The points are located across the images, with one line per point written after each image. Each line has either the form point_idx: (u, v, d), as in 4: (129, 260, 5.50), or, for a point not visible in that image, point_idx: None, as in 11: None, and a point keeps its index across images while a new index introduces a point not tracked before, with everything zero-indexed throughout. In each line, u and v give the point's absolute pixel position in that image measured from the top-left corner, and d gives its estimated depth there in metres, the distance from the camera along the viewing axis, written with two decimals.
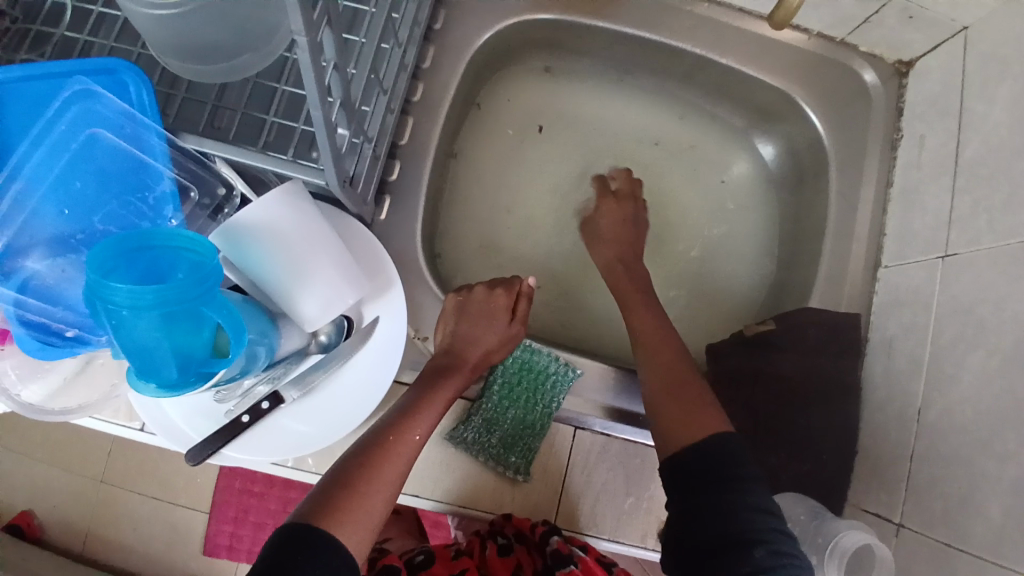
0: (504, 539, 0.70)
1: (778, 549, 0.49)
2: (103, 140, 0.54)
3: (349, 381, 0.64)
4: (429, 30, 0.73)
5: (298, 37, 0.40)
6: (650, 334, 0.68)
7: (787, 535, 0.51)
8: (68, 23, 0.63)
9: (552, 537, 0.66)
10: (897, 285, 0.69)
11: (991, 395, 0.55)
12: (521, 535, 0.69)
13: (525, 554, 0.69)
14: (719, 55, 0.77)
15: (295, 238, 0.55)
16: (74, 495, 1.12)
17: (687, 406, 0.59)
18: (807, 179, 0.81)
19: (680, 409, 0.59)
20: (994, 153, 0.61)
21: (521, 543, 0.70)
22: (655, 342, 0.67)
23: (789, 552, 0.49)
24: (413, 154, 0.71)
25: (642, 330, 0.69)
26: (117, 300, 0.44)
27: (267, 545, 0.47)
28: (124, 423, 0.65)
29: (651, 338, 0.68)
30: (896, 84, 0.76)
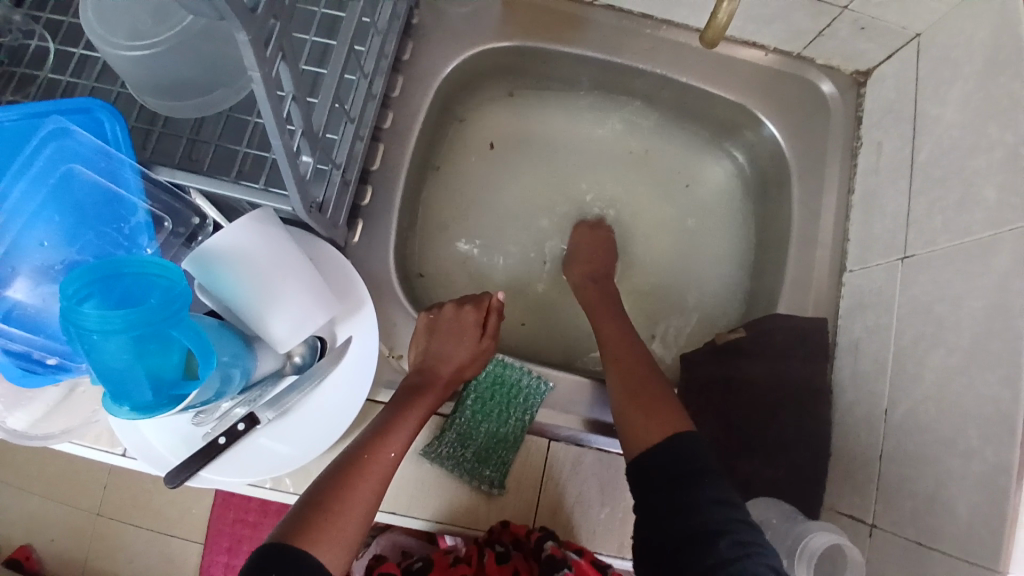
0: (502, 546, 0.65)
1: (744, 539, 0.51)
2: (79, 174, 0.56)
3: (324, 401, 0.65)
4: (397, 61, 0.76)
5: (252, 74, 0.43)
6: (615, 341, 0.72)
7: (750, 525, 0.53)
8: (52, 65, 0.66)
9: (546, 543, 0.64)
10: (861, 288, 0.70)
11: (953, 392, 0.56)
12: (518, 543, 0.66)
13: (523, 563, 0.64)
14: (679, 74, 0.80)
15: (266, 266, 0.57)
16: (71, 529, 1.13)
17: (649, 407, 0.62)
18: (771, 189, 0.83)
19: (643, 411, 0.62)
20: (947, 155, 0.63)
21: (518, 552, 0.65)
22: (624, 346, 0.71)
23: (753, 541, 0.51)
24: (384, 178, 0.73)
25: (608, 337, 0.73)
26: (88, 324, 0.47)
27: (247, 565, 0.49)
28: (105, 449, 0.65)
29: (618, 346, 0.71)
30: (855, 93, 0.78)
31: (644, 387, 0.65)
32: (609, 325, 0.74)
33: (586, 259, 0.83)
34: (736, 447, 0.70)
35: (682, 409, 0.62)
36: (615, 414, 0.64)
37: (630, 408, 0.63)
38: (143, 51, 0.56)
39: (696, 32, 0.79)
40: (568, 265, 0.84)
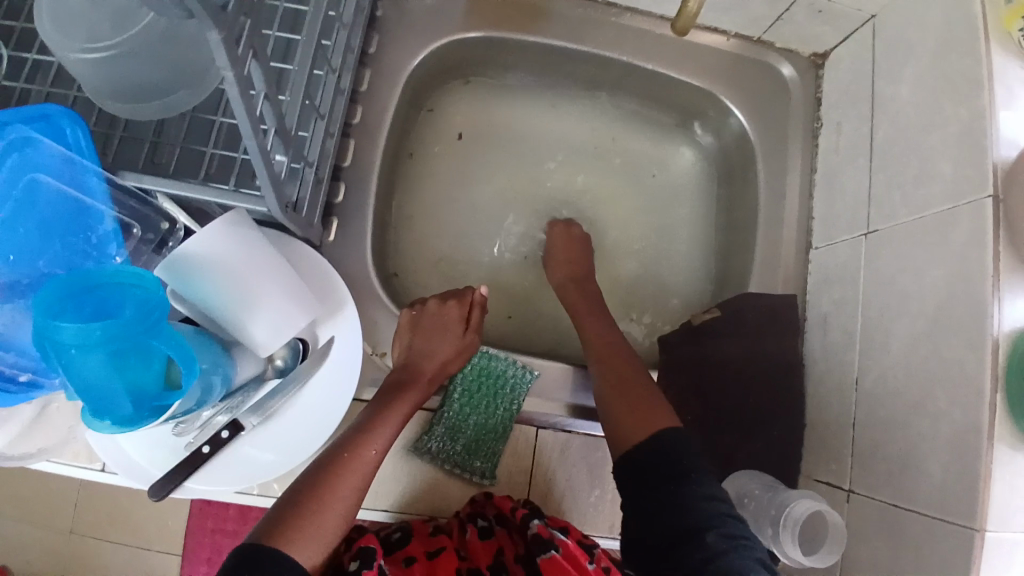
0: (485, 521, 0.66)
1: (730, 533, 0.53)
2: (42, 184, 0.54)
3: (308, 403, 0.64)
4: (363, 55, 0.75)
5: (225, 73, 0.42)
6: (600, 336, 0.73)
7: (736, 519, 0.55)
8: (7, 72, 0.64)
9: (532, 522, 0.63)
10: (827, 264, 0.73)
11: (919, 359, 0.59)
12: (502, 518, 0.65)
13: (506, 537, 0.65)
14: (644, 61, 0.81)
15: (239, 269, 0.56)
16: (44, 550, 1.09)
17: (635, 401, 0.63)
18: (737, 172, 0.85)
19: (629, 406, 0.63)
20: (903, 133, 0.65)
21: (501, 527, 0.65)
22: (608, 341, 0.72)
23: (738, 534, 0.54)
24: (356, 175, 0.73)
25: (592, 334, 0.74)
26: (64, 338, 0.46)
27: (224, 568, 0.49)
28: (85, 463, 0.65)
29: (603, 340, 0.72)
30: (813, 75, 0.81)
31: (627, 383, 0.66)
32: (592, 322, 0.75)
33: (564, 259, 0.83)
34: (716, 424, 0.72)
35: (669, 406, 0.64)
36: (601, 408, 0.66)
37: (618, 399, 0.64)
38: (102, 53, 0.55)
39: (659, 19, 0.80)
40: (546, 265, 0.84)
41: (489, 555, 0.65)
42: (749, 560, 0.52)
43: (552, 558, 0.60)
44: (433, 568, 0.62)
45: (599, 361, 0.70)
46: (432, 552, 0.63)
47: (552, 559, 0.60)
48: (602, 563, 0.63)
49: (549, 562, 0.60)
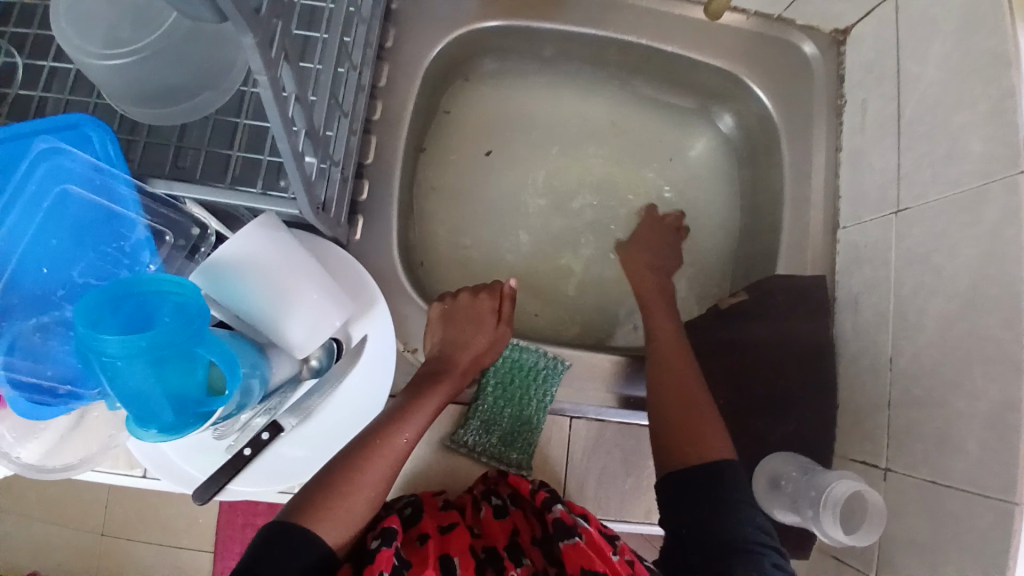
0: (499, 500, 0.65)
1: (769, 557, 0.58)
2: (74, 195, 0.54)
3: (344, 401, 0.65)
4: (380, 49, 0.74)
5: (259, 78, 0.42)
6: (667, 339, 0.72)
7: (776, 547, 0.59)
8: (22, 80, 0.63)
9: (554, 506, 0.61)
10: (856, 243, 0.73)
11: (954, 337, 0.59)
12: (517, 498, 0.66)
13: (522, 518, 0.65)
14: (663, 43, 0.80)
15: (273, 268, 0.56)
16: (79, 549, 1.11)
17: (695, 425, 0.64)
18: (760, 153, 0.84)
19: (687, 426, 0.64)
20: (932, 109, 0.65)
21: (516, 507, 0.66)
22: (675, 344, 0.71)
23: (776, 557, 0.58)
24: (379, 172, 0.72)
25: (660, 334, 0.73)
26: (111, 351, 0.45)
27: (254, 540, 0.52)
28: (126, 471, 0.66)
29: (669, 343, 0.72)
30: (835, 53, 0.79)
31: (693, 399, 0.66)
32: (663, 323, 0.75)
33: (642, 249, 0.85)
34: (748, 407, 0.72)
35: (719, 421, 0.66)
36: (652, 417, 0.67)
37: (676, 416, 0.65)
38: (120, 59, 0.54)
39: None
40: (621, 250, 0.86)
41: (505, 534, 0.63)
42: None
43: (575, 544, 0.57)
44: (446, 542, 0.59)
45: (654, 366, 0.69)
46: (443, 528, 0.61)
47: (575, 545, 0.57)
48: (626, 555, 0.60)
49: (572, 548, 0.57)
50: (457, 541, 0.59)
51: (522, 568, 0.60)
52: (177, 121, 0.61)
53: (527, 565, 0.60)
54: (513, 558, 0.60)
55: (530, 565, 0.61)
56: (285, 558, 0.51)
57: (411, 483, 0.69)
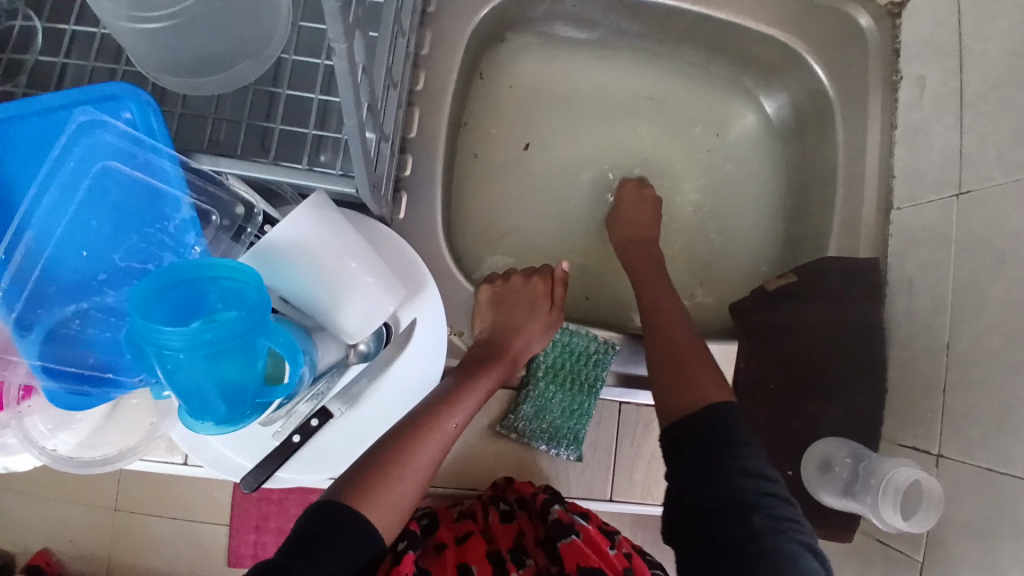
0: (507, 505, 0.65)
1: (777, 515, 0.52)
2: (115, 172, 0.50)
3: (393, 388, 0.63)
4: (423, 13, 0.69)
5: (338, 46, 0.38)
6: (657, 307, 0.72)
7: (786, 503, 0.54)
8: (42, 45, 0.59)
9: (553, 507, 0.62)
10: (910, 225, 0.71)
11: (1020, 323, 0.58)
12: (523, 502, 0.65)
13: (527, 521, 0.64)
14: (715, 10, 0.78)
15: (327, 249, 0.53)
16: (92, 526, 1.08)
17: (688, 376, 0.63)
18: (809, 129, 0.82)
19: (681, 379, 0.63)
20: (1003, 87, 0.62)
21: (522, 511, 0.65)
22: (665, 312, 0.71)
23: (786, 517, 0.52)
24: (423, 146, 0.69)
25: (652, 303, 0.72)
26: (171, 344, 0.42)
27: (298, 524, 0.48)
28: (166, 457, 0.64)
29: (658, 312, 0.71)
30: (891, 24, 0.75)
31: (687, 358, 0.65)
32: (653, 291, 0.74)
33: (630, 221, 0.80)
34: (797, 391, 0.72)
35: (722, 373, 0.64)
36: (652, 379, 0.65)
37: (668, 372, 0.64)
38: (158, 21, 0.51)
39: None
40: (610, 226, 0.82)
41: (510, 537, 0.62)
42: (793, 542, 0.51)
43: (572, 541, 0.58)
44: (461, 551, 0.58)
45: (652, 327, 0.70)
46: (459, 538, 0.60)
47: (572, 542, 0.57)
48: (623, 548, 0.60)
49: (569, 546, 0.57)
50: (472, 549, 0.58)
51: (527, 570, 0.58)
52: (211, 92, 0.58)
53: (531, 565, 0.59)
54: (516, 559, 0.59)
55: (535, 566, 0.59)
56: (328, 534, 0.47)
57: (460, 468, 0.68)
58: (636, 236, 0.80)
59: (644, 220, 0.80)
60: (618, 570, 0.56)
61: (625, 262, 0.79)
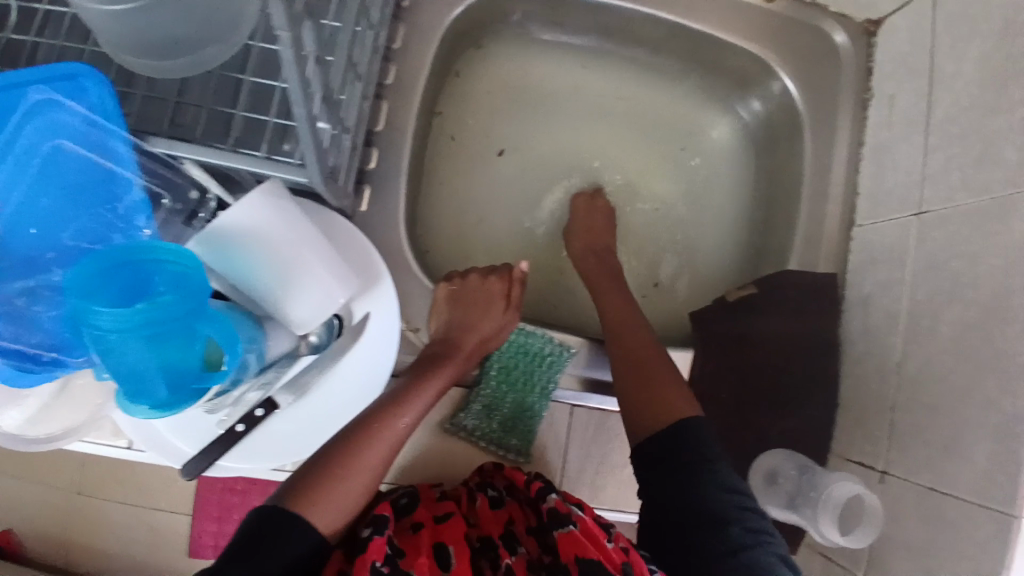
0: (495, 491, 0.63)
1: (753, 527, 0.54)
2: (67, 152, 0.50)
3: (343, 381, 0.63)
4: (397, 8, 0.69)
5: (281, 34, 0.38)
6: (619, 312, 0.72)
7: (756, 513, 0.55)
8: (7, 19, 0.58)
9: (550, 495, 0.58)
10: (870, 243, 0.72)
11: (970, 345, 0.58)
12: (513, 489, 0.63)
13: (517, 509, 0.62)
14: (692, 21, 0.77)
15: (278, 243, 0.53)
16: (47, 508, 1.06)
17: (652, 384, 0.63)
18: (779, 143, 0.83)
19: (645, 388, 0.63)
20: (967, 109, 0.62)
21: (512, 499, 0.63)
22: (626, 318, 0.71)
23: (761, 529, 0.54)
24: (390, 140, 0.69)
25: (611, 309, 0.73)
26: (103, 324, 0.44)
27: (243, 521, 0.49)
28: (110, 440, 0.65)
29: (621, 316, 0.71)
30: (866, 42, 0.75)
31: (650, 365, 0.65)
32: (613, 298, 0.74)
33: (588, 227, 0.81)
34: (750, 403, 0.72)
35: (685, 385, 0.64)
36: (616, 387, 0.65)
37: (632, 380, 0.64)
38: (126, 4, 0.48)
39: None
40: (567, 238, 0.82)
41: (500, 524, 0.59)
42: (769, 555, 0.53)
43: (569, 532, 0.54)
44: (440, 532, 0.56)
45: (613, 336, 0.69)
46: (438, 518, 0.58)
47: (569, 533, 0.54)
48: (620, 543, 0.55)
49: (566, 536, 0.54)
50: (451, 531, 0.56)
51: (518, 557, 0.56)
52: (175, 75, 0.56)
53: (522, 554, 0.56)
54: (507, 546, 0.57)
55: (525, 553, 0.56)
56: (273, 534, 0.48)
57: (409, 463, 0.68)
58: (602, 239, 0.80)
59: (609, 226, 0.81)
60: (617, 564, 0.51)
61: (584, 273, 0.79)
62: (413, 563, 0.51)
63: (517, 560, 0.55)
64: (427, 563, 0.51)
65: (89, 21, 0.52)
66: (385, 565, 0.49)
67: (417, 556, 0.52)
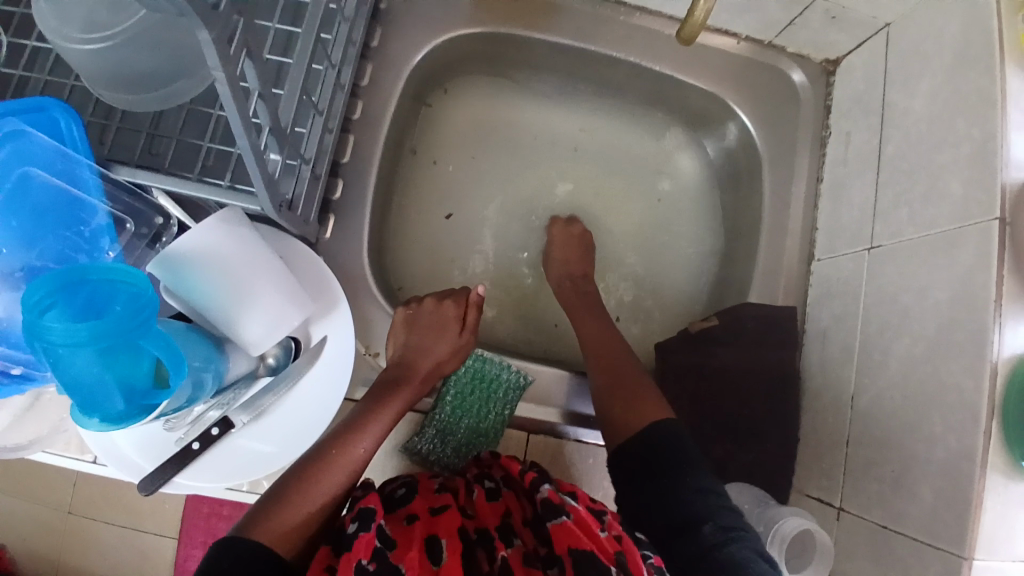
0: (491, 483, 0.62)
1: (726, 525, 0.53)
2: (36, 178, 0.54)
3: (300, 402, 0.64)
4: (366, 48, 0.74)
5: (216, 75, 0.40)
6: (596, 338, 0.73)
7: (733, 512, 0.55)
8: (2, 57, 0.62)
9: (542, 486, 0.57)
10: (828, 277, 0.72)
11: (917, 378, 0.58)
12: (510, 480, 0.63)
13: (514, 500, 0.61)
14: (652, 62, 0.79)
15: (235, 266, 0.56)
16: (37, 527, 1.03)
17: (632, 399, 0.64)
18: (742, 178, 0.84)
19: (626, 402, 0.63)
20: (915, 146, 0.63)
21: (509, 490, 0.62)
22: (603, 341, 0.72)
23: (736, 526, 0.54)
24: (355, 172, 0.72)
25: (588, 334, 0.74)
26: (52, 338, 0.44)
27: (205, 560, 0.49)
28: (75, 455, 0.68)
29: (597, 341, 0.73)
30: (824, 82, 0.79)
31: (622, 380, 0.66)
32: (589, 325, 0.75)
33: (561, 256, 0.83)
34: (709, 434, 0.71)
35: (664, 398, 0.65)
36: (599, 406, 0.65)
37: (610, 394, 0.65)
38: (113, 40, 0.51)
39: (669, 19, 0.78)
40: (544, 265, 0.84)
41: (497, 515, 0.59)
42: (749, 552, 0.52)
43: (563, 523, 0.53)
44: (435, 524, 0.55)
45: (595, 355, 0.71)
46: (433, 509, 0.57)
47: (562, 523, 0.53)
48: (614, 531, 0.55)
49: (559, 526, 0.53)
50: (447, 522, 0.55)
51: (513, 549, 0.55)
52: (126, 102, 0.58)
53: (517, 545, 0.56)
54: (504, 538, 0.56)
55: (522, 546, 0.56)
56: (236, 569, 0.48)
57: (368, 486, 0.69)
58: (569, 271, 0.82)
59: (575, 256, 0.83)
60: (610, 555, 0.51)
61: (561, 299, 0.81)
62: (402, 556, 0.50)
63: (513, 552, 0.54)
64: (416, 557, 0.50)
65: (66, 46, 0.53)
66: (372, 562, 0.48)
67: (407, 549, 0.51)
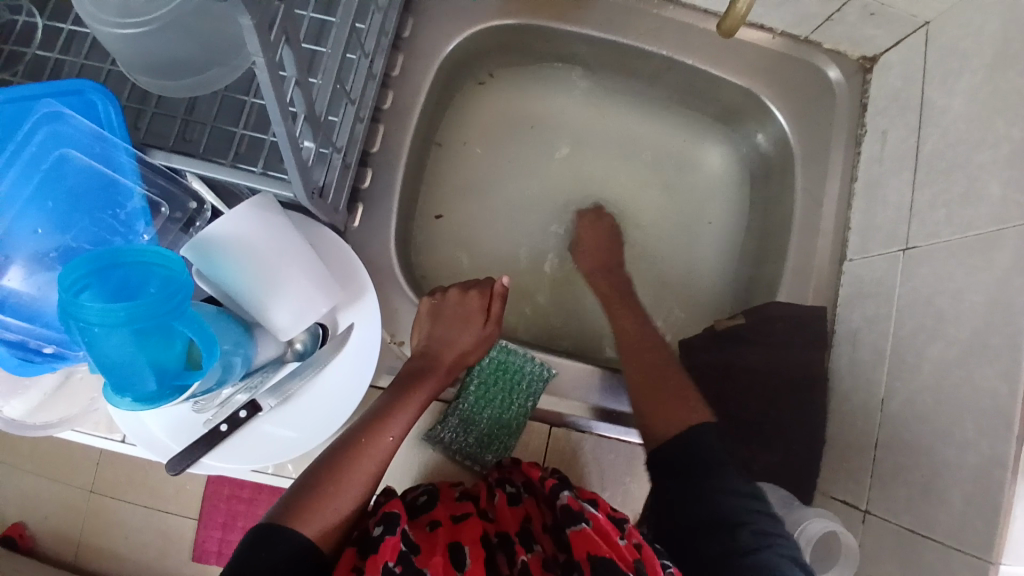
0: (513, 488, 0.62)
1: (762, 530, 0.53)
2: (73, 160, 0.55)
3: (327, 388, 0.65)
4: (397, 38, 0.74)
5: (256, 59, 0.40)
6: (631, 338, 0.74)
7: (770, 519, 0.55)
8: (41, 42, 0.63)
9: (562, 493, 0.57)
10: (860, 277, 0.71)
11: (950, 383, 0.57)
12: (530, 487, 0.63)
13: (534, 507, 0.61)
14: (685, 56, 0.78)
15: (266, 250, 0.56)
16: (64, 505, 1.05)
17: (671, 399, 0.65)
18: (773, 175, 0.83)
19: (663, 400, 0.65)
20: (953, 146, 0.62)
21: (529, 496, 0.62)
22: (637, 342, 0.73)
23: (773, 533, 0.54)
24: (384, 162, 0.72)
25: (624, 333, 0.75)
26: (88, 317, 0.44)
27: (239, 549, 0.49)
28: (104, 434, 0.69)
29: (632, 341, 0.73)
30: (861, 79, 0.77)
31: (662, 380, 0.67)
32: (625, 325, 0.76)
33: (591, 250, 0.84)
34: (733, 433, 0.71)
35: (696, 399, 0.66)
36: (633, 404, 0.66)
37: (647, 393, 0.66)
38: (157, 24, 0.51)
39: (703, 12, 0.76)
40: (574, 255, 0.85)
41: (517, 521, 0.59)
42: (783, 556, 0.52)
43: (581, 530, 0.52)
44: (457, 531, 0.56)
45: (628, 356, 0.72)
46: (456, 517, 0.58)
47: (581, 530, 0.52)
48: (633, 539, 0.55)
49: (578, 534, 0.52)
50: (468, 531, 0.56)
51: (534, 555, 0.55)
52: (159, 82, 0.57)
53: (538, 551, 0.56)
54: (524, 544, 0.56)
55: (541, 552, 0.56)
56: (272, 561, 0.48)
57: (390, 474, 0.70)
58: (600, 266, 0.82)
59: (604, 248, 0.84)
60: (630, 563, 0.50)
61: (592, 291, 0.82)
62: (427, 561, 0.51)
63: (533, 558, 0.55)
64: (441, 562, 0.51)
65: (105, 29, 0.52)
66: (398, 565, 0.48)
67: (432, 554, 0.52)
